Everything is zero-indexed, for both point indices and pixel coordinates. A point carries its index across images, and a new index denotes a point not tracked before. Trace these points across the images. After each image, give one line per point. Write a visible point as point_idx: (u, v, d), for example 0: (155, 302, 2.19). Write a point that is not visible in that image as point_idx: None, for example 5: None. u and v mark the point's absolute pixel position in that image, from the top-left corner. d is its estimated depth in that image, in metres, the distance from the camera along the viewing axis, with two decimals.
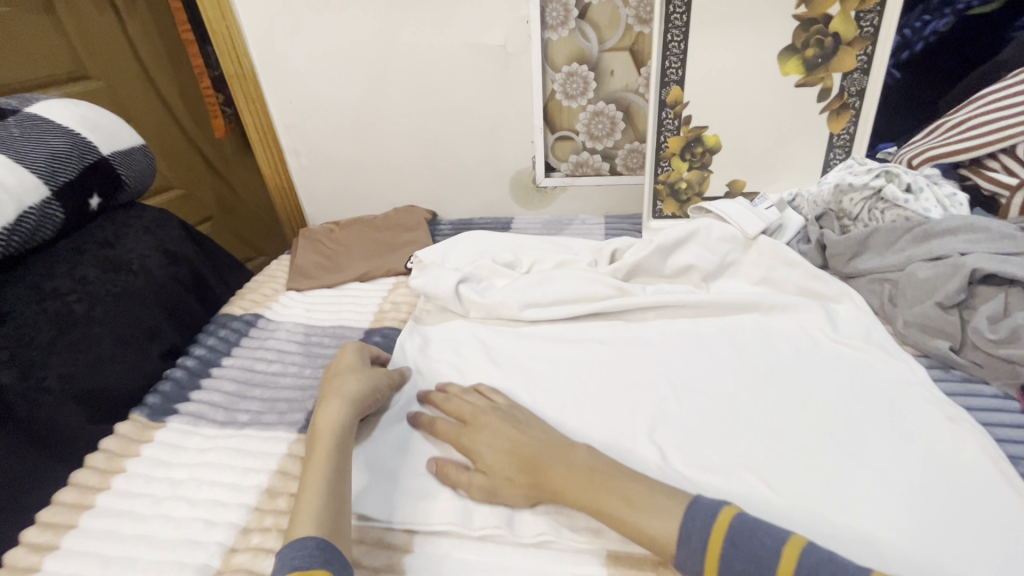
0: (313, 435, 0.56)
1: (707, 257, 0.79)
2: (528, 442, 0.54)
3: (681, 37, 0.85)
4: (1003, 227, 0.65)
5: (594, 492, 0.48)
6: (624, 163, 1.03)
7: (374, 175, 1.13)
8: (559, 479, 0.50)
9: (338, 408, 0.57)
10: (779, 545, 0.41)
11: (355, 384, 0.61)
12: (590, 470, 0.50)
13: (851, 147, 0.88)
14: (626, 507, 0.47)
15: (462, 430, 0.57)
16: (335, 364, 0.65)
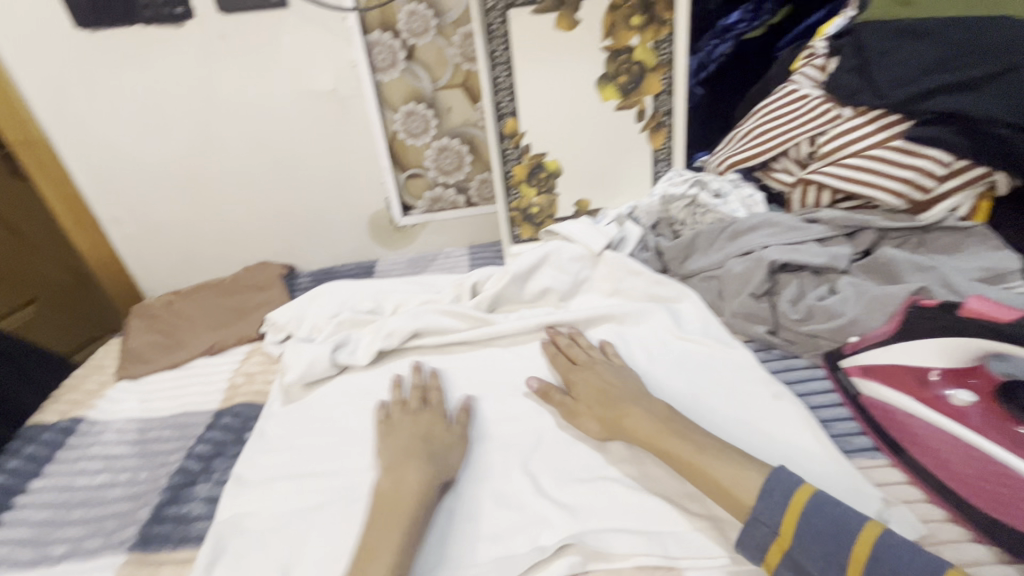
0: (394, 484, 0.55)
1: (561, 278, 0.83)
2: (615, 380, 0.64)
3: (507, 73, 0.89)
4: (790, 219, 0.75)
5: (668, 439, 0.55)
6: (477, 194, 1.04)
7: (216, 233, 1.04)
8: (634, 415, 0.58)
9: (421, 470, 0.56)
10: (854, 524, 0.44)
11: (440, 448, 0.60)
12: (654, 415, 0.58)
13: (672, 160, 0.98)
14: (702, 450, 0.53)
15: (573, 367, 0.68)
16: (421, 417, 0.63)
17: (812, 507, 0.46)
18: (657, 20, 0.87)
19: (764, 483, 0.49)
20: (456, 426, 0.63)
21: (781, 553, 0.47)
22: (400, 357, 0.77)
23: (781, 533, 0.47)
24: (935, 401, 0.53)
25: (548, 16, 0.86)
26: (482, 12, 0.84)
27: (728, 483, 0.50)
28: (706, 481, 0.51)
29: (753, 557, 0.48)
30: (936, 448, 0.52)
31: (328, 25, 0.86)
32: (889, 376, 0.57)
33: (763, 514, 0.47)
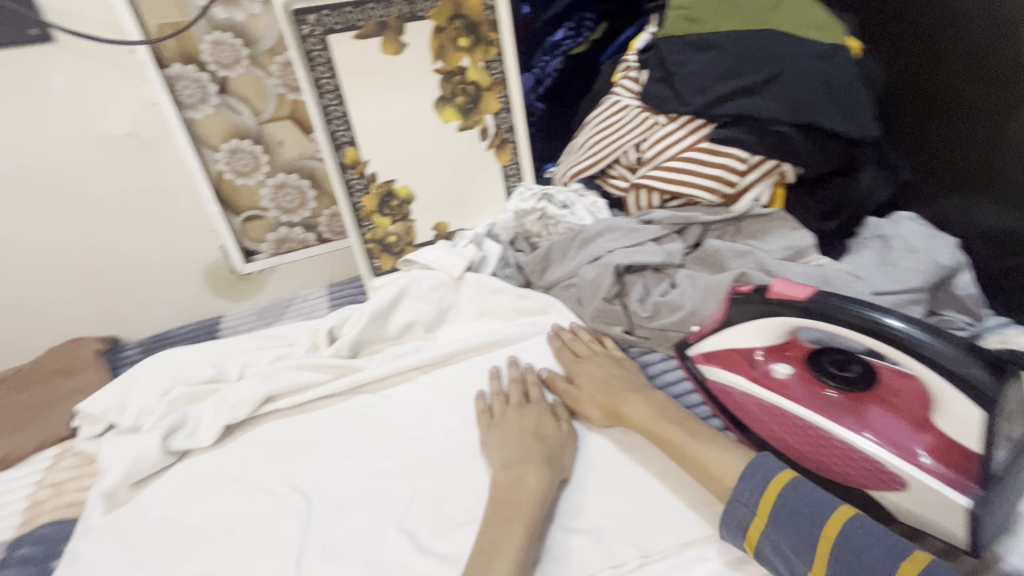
0: (515, 481, 0.55)
1: (424, 308, 0.80)
2: (614, 370, 0.68)
3: (337, 101, 0.84)
4: (629, 222, 0.79)
5: (668, 426, 0.58)
6: (329, 228, 0.98)
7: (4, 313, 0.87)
8: (632, 406, 0.62)
9: (543, 473, 0.56)
10: (828, 509, 0.46)
11: (556, 442, 0.61)
12: (647, 403, 0.61)
13: (522, 174, 1.00)
14: (692, 433, 0.57)
15: (575, 359, 0.71)
16: (527, 411, 0.64)
17: (793, 490, 0.48)
18: (484, 40, 0.89)
19: (744, 464, 0.52)
20: (565, 422, 0.64)
21: (761, 531, 0.48)
22: (254, 427, 0.68)
23: (761, 511, 0.49)
24: (762, 378, 0.58)
25: (373, 41, 0.83)
26: (298, 40, 0.79)
27: (713, 465, 0.53)
28: (694, 462, 0.54)
29: (732, 532, 0.50)
30: (769, 422, 0.57)
31: (114, 61, 0.76)
32: (724, 359, 0.61)
33: (742, 494, 0.50)
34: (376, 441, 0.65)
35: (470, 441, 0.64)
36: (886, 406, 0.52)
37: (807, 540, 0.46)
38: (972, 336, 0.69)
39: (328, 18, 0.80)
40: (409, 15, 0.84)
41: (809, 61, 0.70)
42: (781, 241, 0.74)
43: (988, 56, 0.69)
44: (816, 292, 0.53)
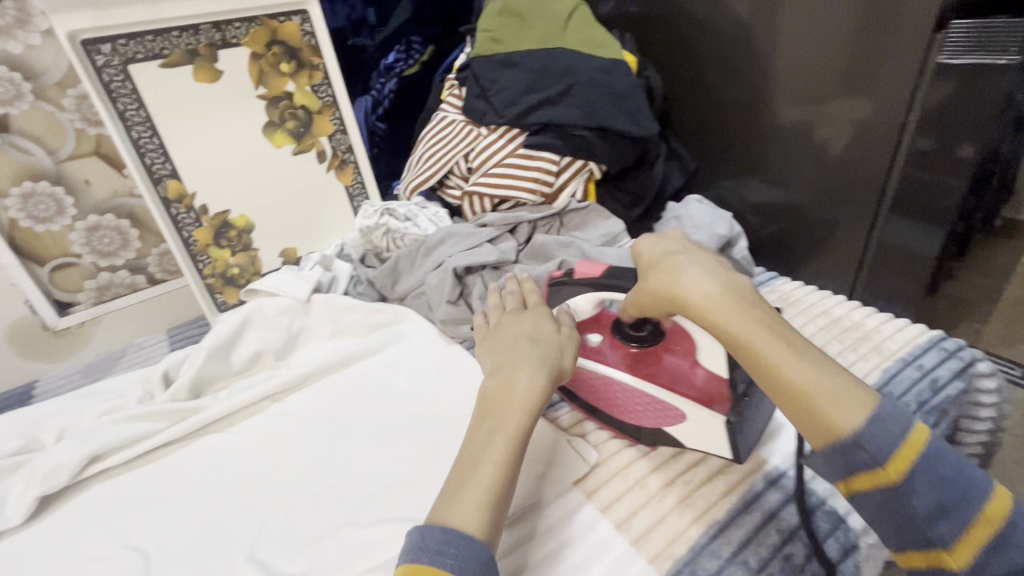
0: (504, 387, 0.52)
1: (271, 336, 0.78)
2: (685, 260, 0.51)
3: (150, 132, 0.80)
4: (466, 228, 0.85)
5: (749, 328, 0.46)
6: (160, 267, 0.92)
7: None
8: (698, 292, 0.48)
9: (534, 374, 0.52)
10: (983, 489, 0.39)
11: (553, 344, 0.57)
12: (718, 286, 0.48)
13: (367, 193, 1.02)
14: (786, 343, 0.45)
15: (652, 250, 0.56)
16: (524, 320, 0.61)
17: (935, 454, 0.40)
18: (307, 65, 0.91)
19: (873, 406, 0.42)
20: (564, 327, 0.60)
21: (873, 485, 0.41)
22: (82, 492, 0.62)
23: (895, 464, 0.40)
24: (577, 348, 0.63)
25: (182, 69, 0.81)
26: (92, 71, 0.74)
27: (813, 393, 0.42)
28: (767, 372, 0.44)
29: (838, 475, 0.42)
30: (587, 385, 0.62)
31: None
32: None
33: (875, 446, 0.40)
34: (223, 479, 0.63)
35: (325, 459, 0.64)
36: (673, 354, 0.59)
37: (952, 512, 0.39)
38: None
39: (125, 47, 0.76)
40: (220, 42, 0.83)
41: (595, 73, 0.81)
42: (598, 229, 0.84)
43: (742, 67, 0.86)
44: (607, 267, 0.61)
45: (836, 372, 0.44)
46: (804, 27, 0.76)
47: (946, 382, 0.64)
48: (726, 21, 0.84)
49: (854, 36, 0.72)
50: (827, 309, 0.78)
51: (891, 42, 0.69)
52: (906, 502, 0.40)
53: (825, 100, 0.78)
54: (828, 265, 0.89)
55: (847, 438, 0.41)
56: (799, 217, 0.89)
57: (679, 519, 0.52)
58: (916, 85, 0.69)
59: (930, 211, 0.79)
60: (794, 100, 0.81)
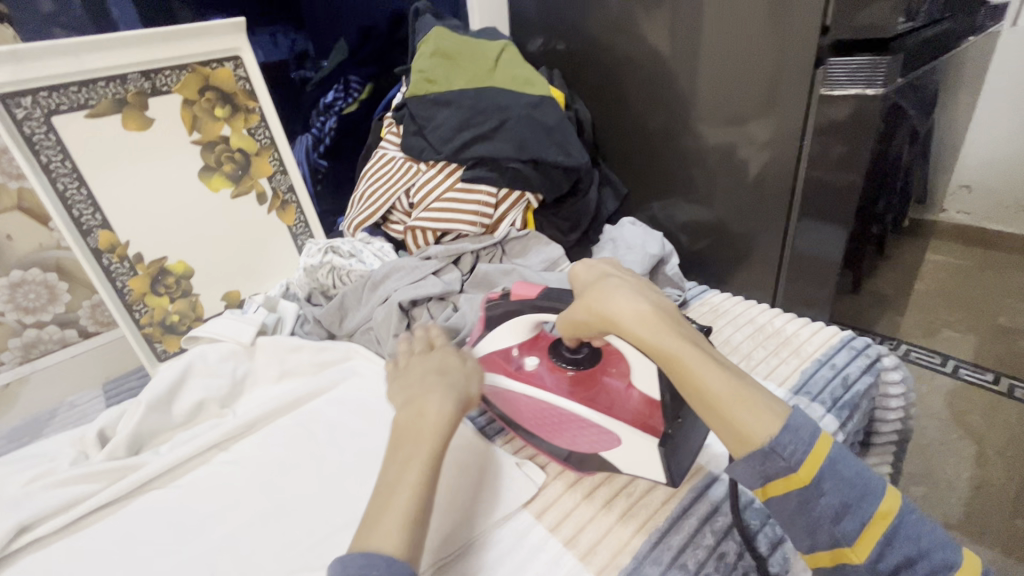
0: (415, 415, 0.53)
1: (215, 384, 0.77)
2: (615, 283, 0.55)
3: (77, 183, 0.78)
4: (411, 261, 0.87)
5: (671, 343, 0.50)
6: (93, 319, 0.89)
7: None
8: (624, 311, 0.52)
9: (442, 403, 0.54)
10: (881, 490, 0.44)
11: (459, 376, 0.60)
12: (650, 308, 0.52)
13: (311, 231, 1.02)
14: (709, 358, 0.49)
15: (590, 281, 0.59)
16: (432, 358, 0.63)
17: (837, 459, 0.45)
18: (242, 109, 0.92)
19: (782, 415, 0.46)
20: (469, 360, 0.64)
21: (787, 489, 0.45)
22: (11, 566, 0.59)
23: (806, 466, 0.45)
24: (519, 372, 0.64)
25: (110, 118, 0.79)
26: (11, 124, 0.72)
27: (723, 401, 0.47)
28: (693, 387, 0.48)
29: (757, 482, 0.47)
30: (528, 411, 0.63)
31: None
32: (488, 363, 0.66)
33: (789, 450, 0.44)
34: (168, 536, 0.61)
35: (276, 506, 0.63)
36: (609, 376, 0.62)
37: (856, 510, 0.43)
38: (682, 305, 0.90)
39: (48, 99, 0.74)
40: (150, 90, 0.82)
41: (525, 109, 0.86)
42: (539, 255, 0.88)
43: (660, 93, 0.93)
44: (543, 288, 0.62)
45: (751, 385, 0.48)
46: (710, 53, 0.84)
47: (856, 378, 0.70)
48: (643, 52, 0.92)
49: (751, 58, 0.80)
50: (752, 318, 0.84)
51: (781, 60, 0.77)
52: (816, 504, 0.44)
53: (732, 116, 0.86)
54: (753, 274, 0.96)
55: (761, 444, 0.45)
56: (725, 231, 0.96)
57: (622, 530, 0.55)
58: (807, 97, 0.77)
59: (835, 219, 0.84)
60: (708, 118, 0.89)
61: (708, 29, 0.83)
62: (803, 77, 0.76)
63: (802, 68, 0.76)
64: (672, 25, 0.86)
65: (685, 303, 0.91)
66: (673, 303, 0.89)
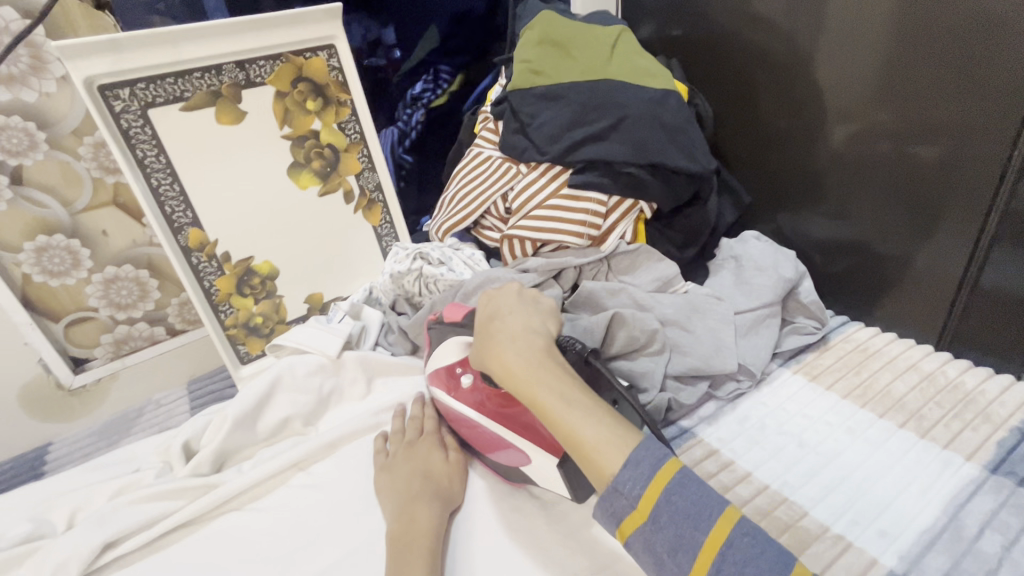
0: (408, 524, 0.55)
1: (300, 399, 0.72)
2: (499, 324, 0.59)
3: (170, 179, 0.75)
4: (507, 273, 0.78)
5: (529, 386, 0.52)
6: (180, 317, 0.86)
7: None
8: (505, 355, 0.55)
9: (432, 510, 0.56)
10: (717, 513, 0.44)
11: (443, 474, 0.61)
12: (518, 352, 0.55)
13: (397, 233, 0.96)
14: (571, 400, 0.50)
15: (489, 317, 0.61)
16: (420, 446, 0.64)
17: (678, 483, 0.46)
18: (333, 102, 0.86)
19: (632, 448, 0.47)
20: (453, 453, 0.64)
21: (636, 524, 0.46)
22: None
23: (640, 504, 0.45)
24: (455, 387, 0.64)
25: (204, 111, 0.76)
26: (109, 117, 0.69)
27: (579, 442, 0.48)
28: (555, 428, 0.49)
29: (610, 522, 0.47)
30: (462, 421, 0.64)
31: None
32: (435, 375, 0.67)
33: (626, 485, 0.45)
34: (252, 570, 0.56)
35: (365, 548, 0.57)
36: None
37: (690, 542, 0.43)
38: (821, 339, 0.76)
39: (145, 91, 0.71)
40: (244, 82, 0.78)
41: (645, 106, 0.75)
42: (650, 274, 0.78)
43: (789, 88, 0.80)
44: (467, 312, 0.67)
45: (609, 424, 0.49)
46: (841, 30, 0.72)
47: None
48: (769, 40, 0.79)
49: (923, 44, 0.66)
50: (915, 363, 0.69)
51: (973, 48, 0.63)
52: (657, 539, 0.45)
53: (886, 116, 0.72)
54: (904, 306, 0.80)
55: (611, 481, 0.46)
56: (867, 253, 0.81)
57: None
58: (1005, 95, 0.63)
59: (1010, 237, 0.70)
60: (851, 116, 0.75)
61: (860, 10, 0.69)
62: (1006, 69, 0.62)
63: (1004, 58, 0.62)
64: (811, 7, 0.73)
65: (825, 337, 0.77)
66: (809, 336, 0.75)
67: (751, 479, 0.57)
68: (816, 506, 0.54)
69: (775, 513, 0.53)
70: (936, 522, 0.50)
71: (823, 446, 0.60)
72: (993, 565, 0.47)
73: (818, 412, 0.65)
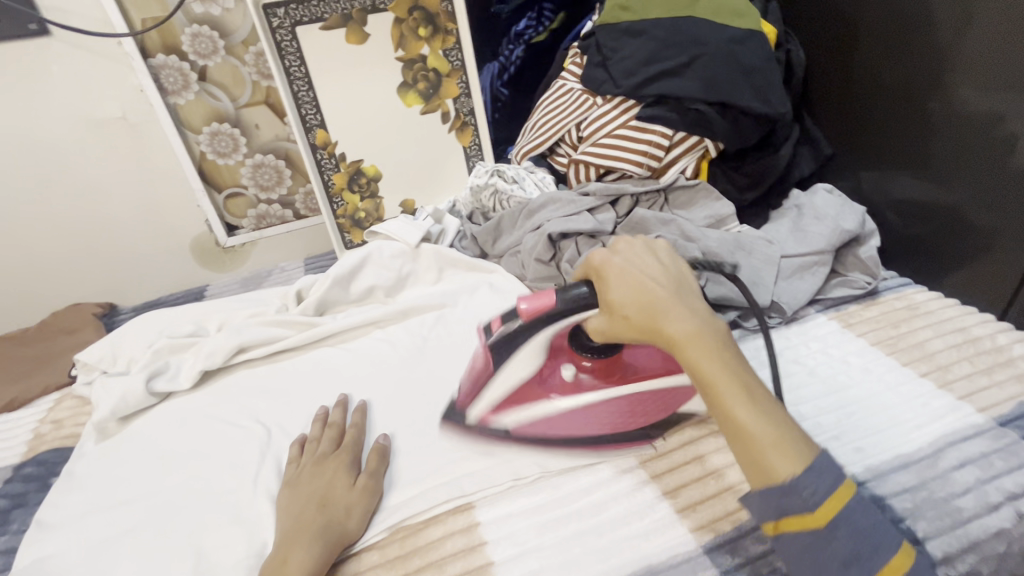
0: (278, 563, 0.48)
1: (384, 274, 0.88)
2: (661, 287, 0.52)
3: (307, 87, 0.93)
4: (569, 194, 0.87)
5: (706, 364, 0.48)
6: (305, 205, 1.08)
7: (34, 273, 1.01)
8: (677, 324, 0.50)
9: (311, 548, 0.49)
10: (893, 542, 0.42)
11: (341, 503, 0.53)
12: (696, 325, 0.50)
13: (483, 155, 1.07)
14: (749, 394, 0.46)
15: (639, 276, 0.53)
16: (326, 465, 0.58)
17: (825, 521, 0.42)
18: (442, 30, 0.97)
19: (812, 456, 0.44)
20: (361, 477, 0.56)
21: (801, 527, 0.43)
22: (228, 375, 0.76)
23: (821, 508, 0.42)
24: (556, 388, 0.62)
25: (337, 31, 0.91)
26: (268, 31, 0.87)
27: (756, 434, 0.44)
28: (725, 416, 0.46)
29: (770, 516, 0.44)
30: (577, 419, 0.60)
31: (105, 52, 0.86)
32: (515, 398, 0.61)
33: (807, 487, 0.42)
34: (334, 381, 0.74)
35: (417, 384, 0.71)
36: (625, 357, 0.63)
37: (865, 561, 0.41)
38: (869, 294, 0.76)
39: (296, 11, 0.88)
40: (371, 8, 0.92)
41: (725, 45, 0.77)
42: (704, 211, 0.82)
43: (915, 42, 0.73)
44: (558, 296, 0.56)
45: (787, 423, 0.46)
46: None
47: None
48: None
49: None
50: (964, 327, 0.68)
51: None
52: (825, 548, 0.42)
53: None
54: None
55: (786, 481, 0.43)
56: (960, 219, 0.75)
57: (729, 497, 0.52)
58: None
59: None
60: (976, 76, 0.68)
61: None
62: None
63: None
64: None
65: (876, 292, 0.77)
66: (858, 290, 0.75)
67: None
68: (805, 420, 0.59)
69: None
70: (917, 451, 0.54)
71: (834, 379, 0.63)
72: (959, 490, 0.50)
73: (841, 352, 0.67)
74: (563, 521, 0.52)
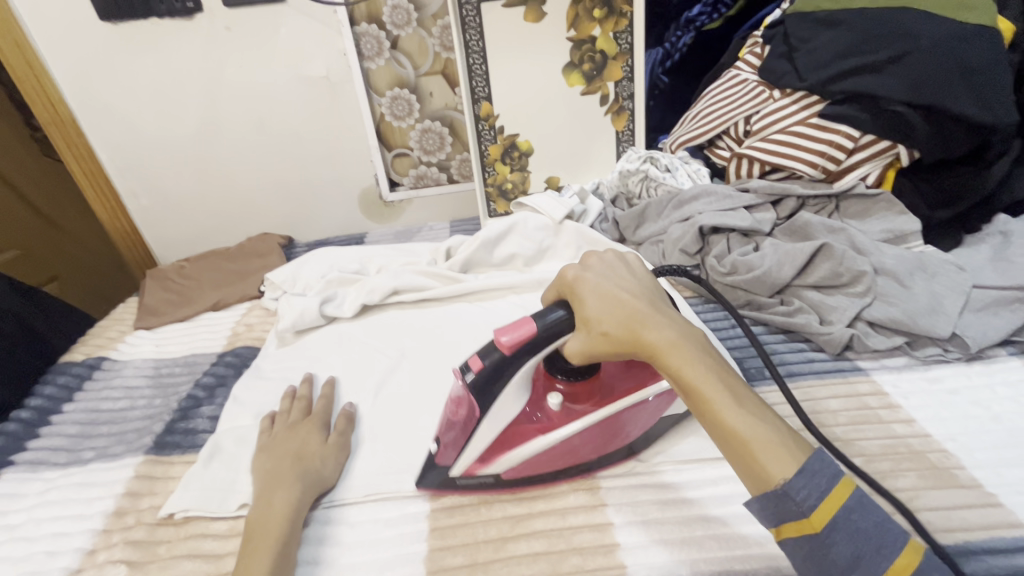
0: (262, 507, 0.53)
1: (527, 244, 0.92)
2: (631, 299, 0.49)
3: (481, 60, 0.99)
4: (725, 189, 0.84)
5: (685, 370, 0.44)
6: (458, 171, 1.17)
7: (237, 202, 1.21)
8: (652, 332, 0.47)
9: (292, 491, 0.54)
10: (897, 542, 0.38)
11: (315, 458, 0.58)
12: (674, 333, 0.46)
13: (634, 141, 1.07)
14: (734, 396, 0.42)
15: (602, 290, 0.50)
16: (298, 426, 0.62)
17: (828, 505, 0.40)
18: (616, 12, 0.97)
19: (805, 456, 0.40)
20: (333, 436, 0.62)
21: (799, 533, 0.39)
22: (381, 312, 0.86)
23: (812, 515, 0.38)
24: (544, 421, 0.56)
25: (518, 9, 0.96)
26: (457, 5, 0.94)
27: (746, 438, 0.40)
28: (714, 424, 0.42)
29: (768, 522, 0.40)
30: (573, 452, 0.55)
31: (321, 17, 0.99)
32: (513, 437, 0.55)
33: (800, 493, 0.38)
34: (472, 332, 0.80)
35: None
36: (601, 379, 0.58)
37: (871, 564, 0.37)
38: None
39: None
40: None
41: (945, 41, 0.69)
42: (882, 223, 0.75)
43: None
44: (535, 326, 0.50)
45: (780, 421, 0.43)
46: None
47: None
48: None
49: None
50: None
51: None
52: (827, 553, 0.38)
53: None
54: None
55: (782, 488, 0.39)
56: None
57: None
58: None
59: None
60: None
61: None
62: None
63: None
64: None
65: None
66: None
67: (914, 423, 0.58)
68: (979, 466, 0.53)
69: (923, 454, 0.55)
70: None
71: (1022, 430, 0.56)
72: None
73: None
74: (684, 505, 0.53)
